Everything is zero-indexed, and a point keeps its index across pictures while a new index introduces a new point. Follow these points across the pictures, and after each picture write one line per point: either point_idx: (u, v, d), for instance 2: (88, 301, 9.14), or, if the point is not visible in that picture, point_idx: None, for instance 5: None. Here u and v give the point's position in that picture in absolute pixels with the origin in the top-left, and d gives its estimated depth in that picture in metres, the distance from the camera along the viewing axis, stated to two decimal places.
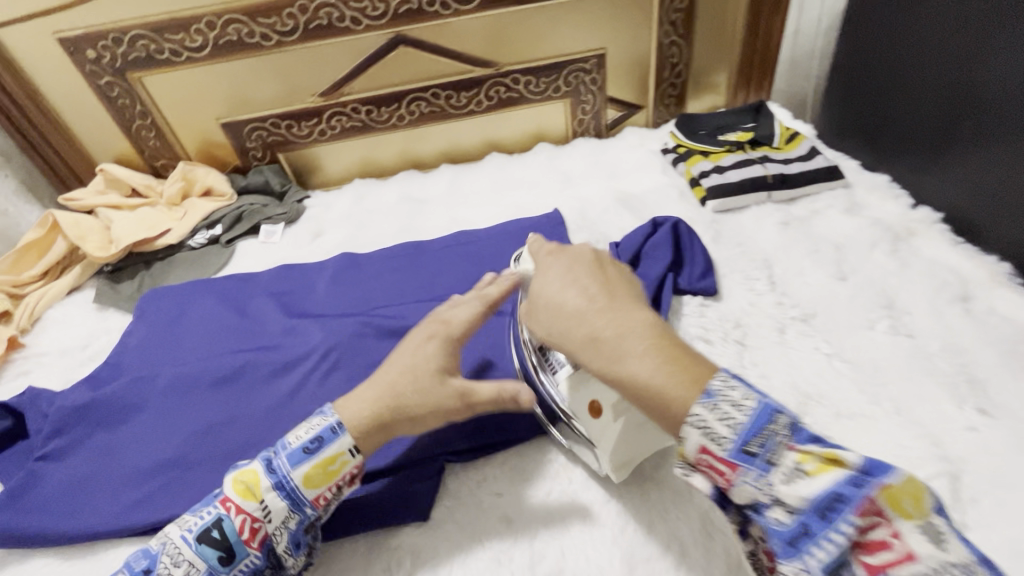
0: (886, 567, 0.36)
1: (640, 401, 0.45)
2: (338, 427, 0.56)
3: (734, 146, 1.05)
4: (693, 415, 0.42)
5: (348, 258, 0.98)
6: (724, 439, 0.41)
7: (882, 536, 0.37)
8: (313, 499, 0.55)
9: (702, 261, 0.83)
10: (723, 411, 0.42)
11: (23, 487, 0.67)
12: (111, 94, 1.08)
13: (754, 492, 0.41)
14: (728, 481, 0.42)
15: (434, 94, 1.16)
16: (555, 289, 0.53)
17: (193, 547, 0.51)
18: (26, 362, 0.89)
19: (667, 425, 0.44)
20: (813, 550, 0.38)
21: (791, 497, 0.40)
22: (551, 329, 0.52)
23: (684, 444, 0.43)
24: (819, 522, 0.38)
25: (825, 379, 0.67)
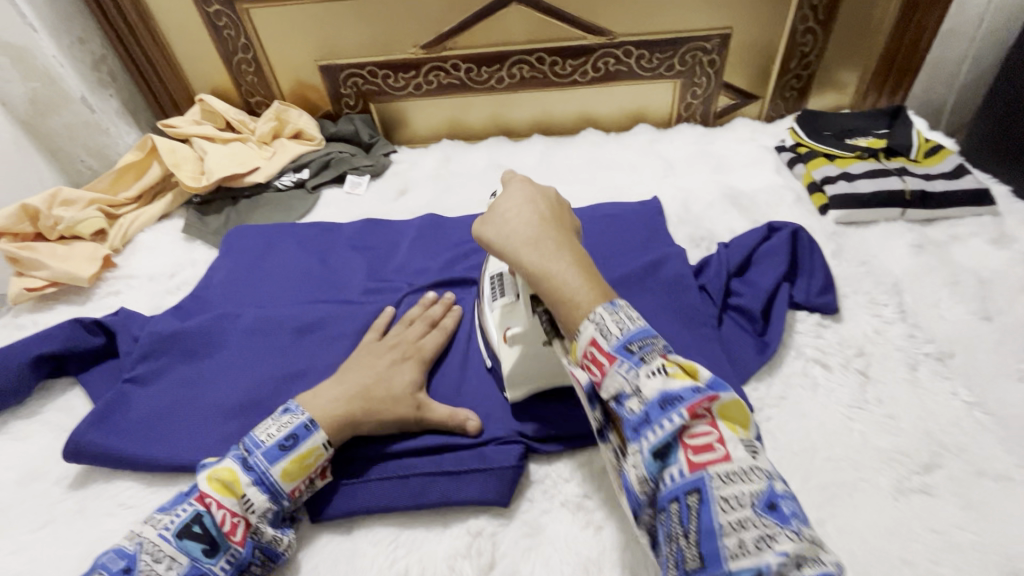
0: (705, 465, 0.40)
1: (552, 300, 0.49)
2: (312, 424, 0.56)
3: (865, 152, 0.95)
4: (587, 316, 0.46)
5: (433, 220, 0.94)
6: (612, 334, 0.45)
7: (708, 440, 0.41)
8: (290, 491, 0.54)
9: (822, 276, 0.75)
10: (620, 318, 0.46)
11: (113, 407, 0.68)
12: (218, 23, 1.07)
13: (621, 383, 0.44)
14: (604, 372, 0.45)
15: (539, 58, 1.09)
16: (498, 215, 0.54)
17: (174, 543, 0.49)
18: (117, 282, 0.90)
19: (570, 325, 0.48)
20: (649, 434, 0.42)
21: (648, 388, 0.43)
22: (490, 239, 0.53)
23: (579, 341, 0.47)
24: (658, 411, 0.42)
25: (964, 431, 0.59)
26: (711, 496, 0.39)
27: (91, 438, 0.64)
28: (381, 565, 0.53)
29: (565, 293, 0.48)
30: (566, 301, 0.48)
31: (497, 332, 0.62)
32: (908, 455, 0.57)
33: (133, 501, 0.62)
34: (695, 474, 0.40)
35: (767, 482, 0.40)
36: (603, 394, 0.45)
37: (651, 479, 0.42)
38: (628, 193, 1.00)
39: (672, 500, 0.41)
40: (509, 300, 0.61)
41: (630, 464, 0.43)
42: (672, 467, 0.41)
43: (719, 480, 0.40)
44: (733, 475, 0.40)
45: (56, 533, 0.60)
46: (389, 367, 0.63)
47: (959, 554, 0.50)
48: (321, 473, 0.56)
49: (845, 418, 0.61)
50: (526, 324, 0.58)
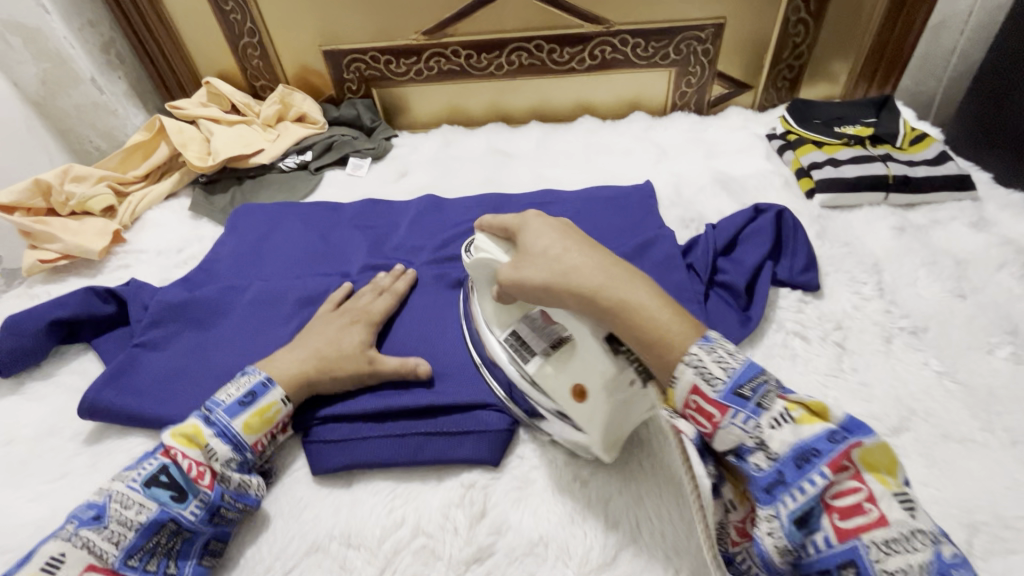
0: (856, 530, 0.39)
1: (637, 331, 0.47)
2: (269, 381, 0.61)
3: (851, 139, 0.98)
4: (683, 359, 0.44)
5: (432, 200, 0.97)
6: (717, 381, 0.44)
7: (855, 501, 0.40)
8: (252, 444, 0.58)
9: (805, 254, 0.78)
10: (719, 355, 0.44)
11: (123, 369, 0.71)
12: (225, 8, 1.09)
13: (740, 435, 0.43)
14: (716, 425, 0.44)
15: (538, 46, 1.12)
16: (540, 255, 0.53)
17: (143, 491, 0.52)
18: (126, 256, 0.93)
19: (663, 368, 0.46)
20: (786, 497, 0.41)
21: (774, 442, 0.42)
22: (545, 275, 0.51)
23: (676, 387, 0.45)
24: (794, 471, 0.41)
25: (933, 397, 0.63)
26: (870, 569, 0.38)
27: (104, 397, 0.68)
28: (378, 513, 0.57)
29: (656, 327, 0.46)
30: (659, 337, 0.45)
31: (566, 388, 0.55)
32: (878, 419, 0.61)
33: (144, 456, 0.65)
34: (847, 543, 0.39)
35: (934, 548, 0.37)
36: (719, 445, 0.45)
37: (793, 547, 0.41)
38: (622, 177, 1.03)
39: (827, 571, 0.40)
40: (547, 353, 0.58)
41: (761, 526, 0.42)
42: (818, 533, 0.40)
43: (876, 548, 0.38)
44: (894, 543, 0.38)
45: (72, 484, 0.63)
46: (341, 330, 0.67)
47: (922, 506, 0.54)
48: (281, 427, 0.61)
49: (820, 385, 0.65)
50: (608, 373, 0.51)
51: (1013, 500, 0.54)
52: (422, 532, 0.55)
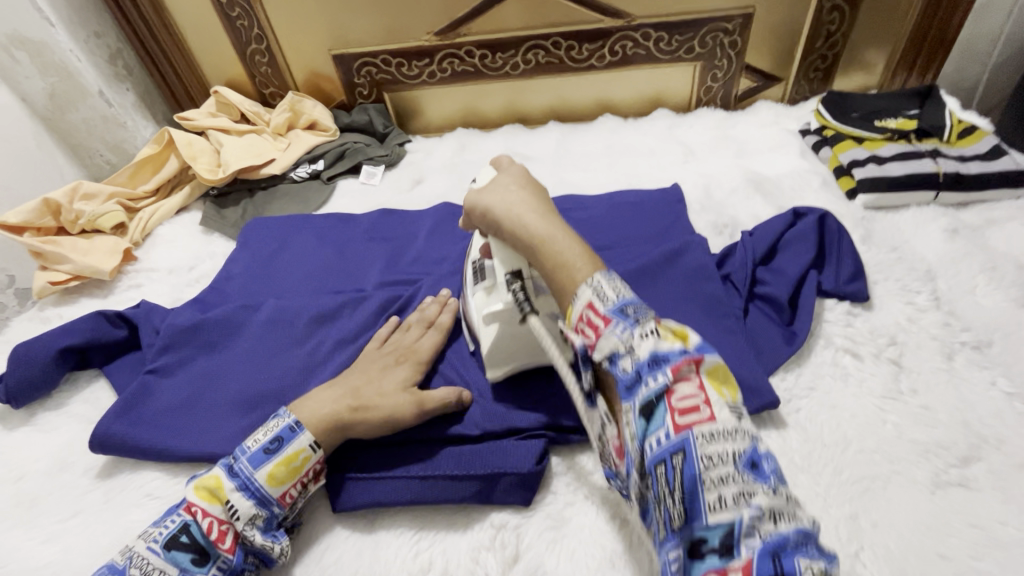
0: (690, 424, 0.42)
1: (557, 270, 0.52)
2: (297, 426, 0.56)
3: (895, 134, 0.91)
4: (584, 282, 0.50)
5: (449, 210, 0.93)
6: (608, 298, 0.48)
7: (695, 402, 0.43)
8: (279, 497, 0.53)
9: (852, 263, 0.72)
10: (615, 284, 0.49)
11: (136, 398, 0.68)
12: (232, 14, 1.06)
13: (616, 343, 0.46)
14: (599, 333, 0.47)
15: (555, 43, 1.07)
16: (503, 191, 0.60)
17: (162, 555, 0.49)
18: (138, 275, 0.91)
19: (565, 293, 0.51)
20: (661, 429, 0.42)
21: (642, 349, 0.45)
22: (494, 206, 0.59)
23: (575, 304, 0.50)
24: (648, 369, 0.44)
25: (1005, 422, 0.57)
26: (695, 456, 0.41)
27: (117, 429, 0.65)
28: (405, 558, 0.53)
29: (564, 259, 0.52)
30: (564, 267, 0.52)
31: (479, 313, 0.62)
32: (944, 448, 0.56)
33: (159, 492, 0.63)
34: (680, 436, 0.42)
35: (750, 441, 0.42)
36: (597, 356, 0.47)
37: (672, 474, 0.41)
38: (647, 179, 0.98)
39: (659, 463, 0.42)
40: (489, 284, 0.61)
41: (624, 420, 0.45)
42: (658, 431, 0.42)
43: (740, 471, 0.40)
44: (717, 435, 0.41)
45: (86, 523, 0.60)
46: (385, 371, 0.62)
47: (1000, 548, 0.49)
48: (312, 477, 0.56)
49: (878, 410, 0.59)
50: (506, 304, 0.58)
51: None
52: None
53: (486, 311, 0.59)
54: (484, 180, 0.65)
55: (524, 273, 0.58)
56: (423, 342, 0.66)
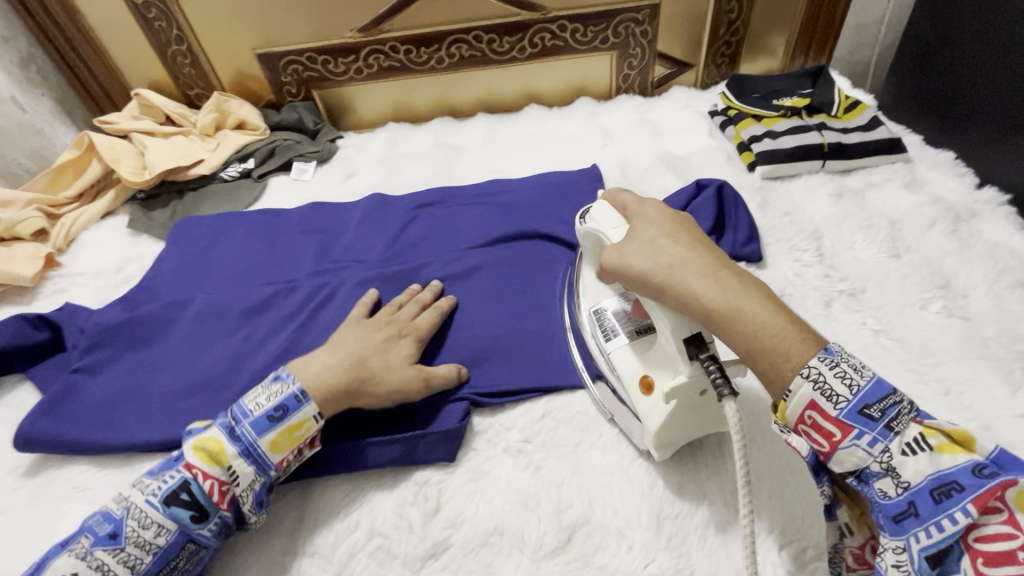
0: (1005, 572, 0.35)
1: (745, 342, 0.44)
2: (303, 397, 0.56)
3: (789, 111, 1.00)
4: (797, 374, 0.42)
5: (379, 200, 0.96)
6: (841, 398, 0.40)
7: (1009, 546, 0.35)
8: (276, 462, 0.54)
9: (747, 227, 0.79)
10: (842, 369, 0.41)
11: (61, 397, 0.68)
12: (148, 15, 1.05)
13: (866, 459, 0.40)
14: (835, 445, 0.41)
15: (476, 36, 1.11)
16: (646, 243, 0.51)
17: (162, 510, 0.50)
18: (62, 280, 0.90)
19: (768, 379, 0.44)
20: (917, 532, 0.38)
21: (911, 473, 0.39)
22: (649, 271, 0.49)
23: (789, 400, 0.42)
24: (929, 505, 0.38)
25: (871, 355, 0.65)
26: None
27: (41, 427, 0.65)
28: (333, 519, 0.56)
29: (754, 335, 0.44)
30: (774, 350, 0.43)
31: (635, 379, 0.56)
32: None
33: (87, 484, 0.63)
34: None
35: None
36: (835, 466, 0.42)
37: None
38: (569, 162, 1.03)
39: None
40: (631, 339, 0.58)
41: (887, 557, 0.40)
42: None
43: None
44: None
45: (12, 520, 0.61)
46: (387, 343, 0.64)
47: None
48: (310, 445, 0.57)
49: None
50: (690, 376, 0.50)
51: None
52: (377, 533, 0.55)
53: (656, 385, 0.54)
54: (607, 223, 0.58)
55: (705, 339, 0.49)
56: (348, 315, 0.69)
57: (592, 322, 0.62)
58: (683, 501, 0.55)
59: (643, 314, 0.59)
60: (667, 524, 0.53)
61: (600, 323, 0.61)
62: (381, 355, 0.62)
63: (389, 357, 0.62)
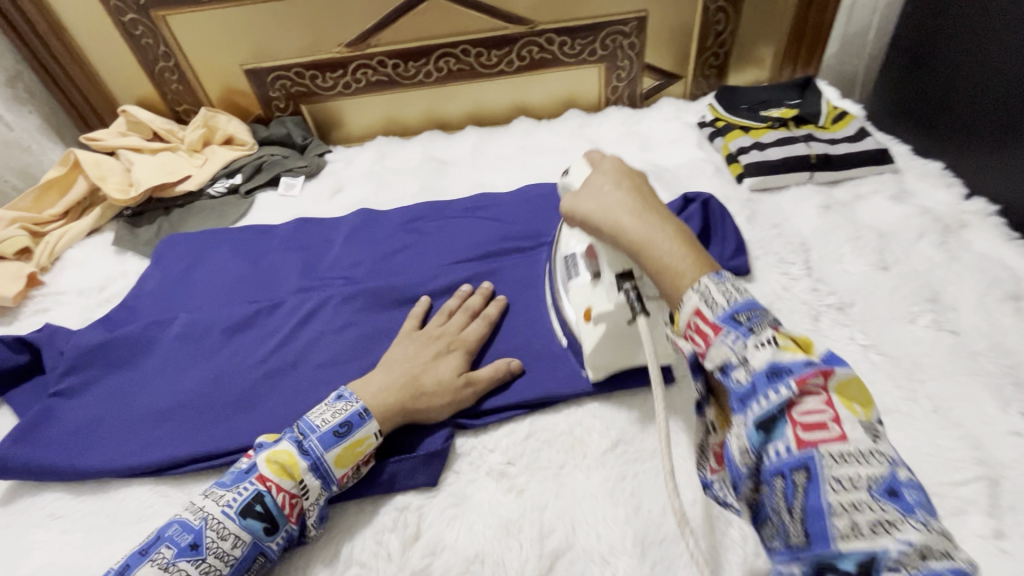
0: (817, 442, 0.37)
1: (651, 271, 0.49)
2: (366, 413, 0.57)
3: (776, 122, 0.99)
4: (690, 287, 0.45)
5: (365, 215, 0.95)
6: (717, 304, 0.43)
7: (822, 419, 0.38)
8: (340, 477, 0.55)
9: (734, 240, 0.79)
10: (727, 289, 0.44)
11: (38, 421, 0.67)
12: (135, 33, 1.05)
13: (728, 352, 0.42)
14: (707, 343, 0.43)
15: (464, 50, 1.11)
16: (596, 190, 0.55)
17: (238, 522, 0.50)
18: (45, 300, 0.89)
19: (671, 296, 0.47)
20: (755, 403, 0.40)
21: (756, 359, 0.40)
22: (591, 213, 0.54)
23: (681, 310, 0.46)
24: (764, 380, 0.39)
25: (859, 371, 0.64)
26: (821, 478, 0.36)
27: (17, 453, 0.64)
28: (310, 549, 0.55)
29: (660, 263, 0.48)
30: (667, 275, 0.47)
31: (580, 312, 0.62)
32: None
33: (62, 512, 0.62)
34: (804, 451, 0.37)
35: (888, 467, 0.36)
36: (706, 364, 0.43)
37: (755, 452, 0.39)
38: (557, 175, 1.03)
39: (777, 476, 0.38)
40: (587, 282, 0.62)
41: (734, 432, 0.41)
42: (780, 443, 0.38)
43: (832, 460, 0.36)
44: (849, 457, 0.36)
45: None
46: (436, 357, 0.64)
47: None
48: (369, 461, 0.57)
49: None
50: (615, 305, 0.56)
51: (934, 466, 0.55)
52: (354, 562, 0.54)
53: (594, 311, 0.59)
54: (577, 178, 0.61)
55: (634, 273, 0.55)
56: None
57: (564, 266, 0.67)
58: (668, 527, 0.53)
59: (595, 257, 0.61)
60: (652, 551, 0.52)
61: (571, 265, 0.66)
62: (432, 371, 0.62)
63: (438, 371, 0.62)
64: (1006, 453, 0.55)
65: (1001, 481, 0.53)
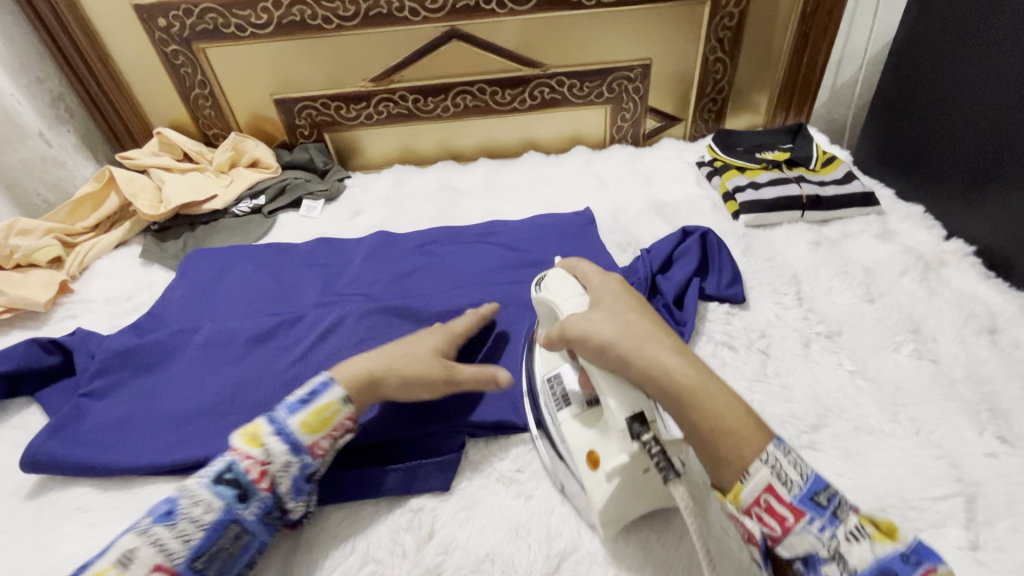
0: None
1: (695, 424, 0.48)
2: (329, 380, 0.60)
3: (770, 164, 1.07)
4: (761, 458, 0.46)
5: (383, 236, 1.01)
6: (792, 484, 0.45)
7: None
8: (310, 445, 0.57)
9: (730, 271, 0.84)
10: (785, 470, 0.45)
11: (68, 420, 0.70)
12: (176, 62, 1.12)
13: (813, 542, 0.43)
14: (789, 528, 0.44)
15: (480, 89, 1.19)
16: (596, 318, 0.55)
17: (209, 488, 0.52)
18: (73, 306, 0.93)
19: (703, 443, 0.47)
20: None
21: (852, 557, 0.42)
22: (618, 339, 0.51)
23: (747, 483, 0.45)
24: None
25: (846, 395, 0.68)
26: None
27: (48, 448, 0.67)
28: (327, 545, 0.58)
29: (685, 387, 0.48)
30: (688, 398, 0.48)
31: (580, 454, 0.56)
32: (798, 418, 0.66)
33: (88, 506, 0.65)
34: None
35: None
36: (788, 553, 0.44)
37: None
38: (564, 206, 1.09)
39: None
40: (584, 410, 0.58)
41: None
42: None
43: None
44: None
45: (11, 541, 0.62)
46: (414, 339, 0.67)
47: None
48: (343, 430, 0.59)
49: (747, 390, 0.69)
50: (629, 456, 0.51)
51: (915, 482, 0.59)
52: (370, 559, 0.57)
53: (600, 459, 0.53)
54: (560, 292, 0.62)
55: (647, 416, 0.51)
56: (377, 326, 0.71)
57: (546, 387, 0.63)
58: (669, 533, 0.57)
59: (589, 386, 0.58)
60: (654, 556, 0.55)
61: (555, 383, 0.62)
62: (411, 350, 0.65)
63: (418, 356, 0.65)
64: (981, 471, 0.59)
65: (977, 498, 0.57)
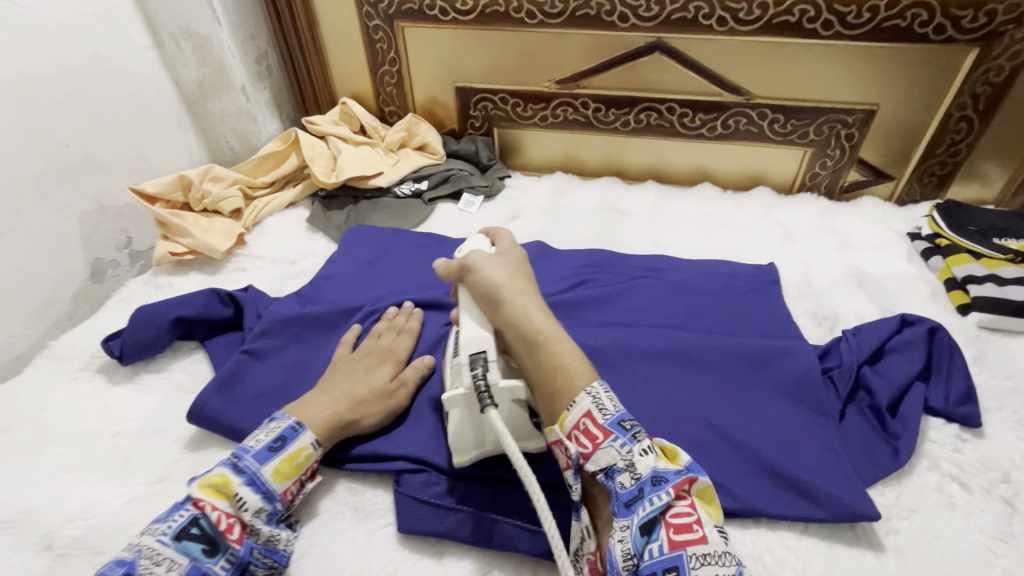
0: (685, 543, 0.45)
1: (541, 366, 0.56)
2: (299, 426, 0.60)
3: (1018, 256, 0.86)
4: (584, 390, 0.53)
5: (541, 249, 0.95)
6: (607, 410, 0.52)
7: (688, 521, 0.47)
8: (281, 492, 0.57)
9: (965, 383, 0.68)
10: (600, 402, 0.52)
11: (233, 377, 0.71)
12: (374, 37, 1.14)
13: (615, 456, 0.50)
14: (597, 444, 0.51)
15: (669, 108, 1.09)
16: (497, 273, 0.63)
17: (173, 546, 0.50)
18: (244, 260, 0.97)
19: (547, 384, 0.56)
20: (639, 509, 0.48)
21: (642, 465, 0.49)
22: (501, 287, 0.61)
23: (570, 411, 0.53)
24: (649, 487, 0.48)
25: None
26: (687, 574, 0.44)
27: (213, 404, 0.68)
28: None
29: (558, 358, 0.56)
30: (541, 339, 0.57)
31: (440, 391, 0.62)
32: None
33: None
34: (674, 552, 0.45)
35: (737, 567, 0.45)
36: (593, 465, 0.50)
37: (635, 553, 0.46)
38: (743, 254, 0.98)
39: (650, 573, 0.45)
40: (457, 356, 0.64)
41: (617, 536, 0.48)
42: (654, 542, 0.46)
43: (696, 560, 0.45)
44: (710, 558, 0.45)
45: (171, 490, 0.63)
46: (370, 370, 0.69)
47: None
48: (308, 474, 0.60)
49: (987, 551, 0.56)
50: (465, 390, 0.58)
51: None
52: None
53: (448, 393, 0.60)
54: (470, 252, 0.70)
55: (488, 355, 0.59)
56: (398, 344, 0.73)
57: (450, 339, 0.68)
58: None
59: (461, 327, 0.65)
60: None
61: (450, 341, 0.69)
62: (366, 379, 0.67)
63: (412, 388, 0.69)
64: None
65: None
